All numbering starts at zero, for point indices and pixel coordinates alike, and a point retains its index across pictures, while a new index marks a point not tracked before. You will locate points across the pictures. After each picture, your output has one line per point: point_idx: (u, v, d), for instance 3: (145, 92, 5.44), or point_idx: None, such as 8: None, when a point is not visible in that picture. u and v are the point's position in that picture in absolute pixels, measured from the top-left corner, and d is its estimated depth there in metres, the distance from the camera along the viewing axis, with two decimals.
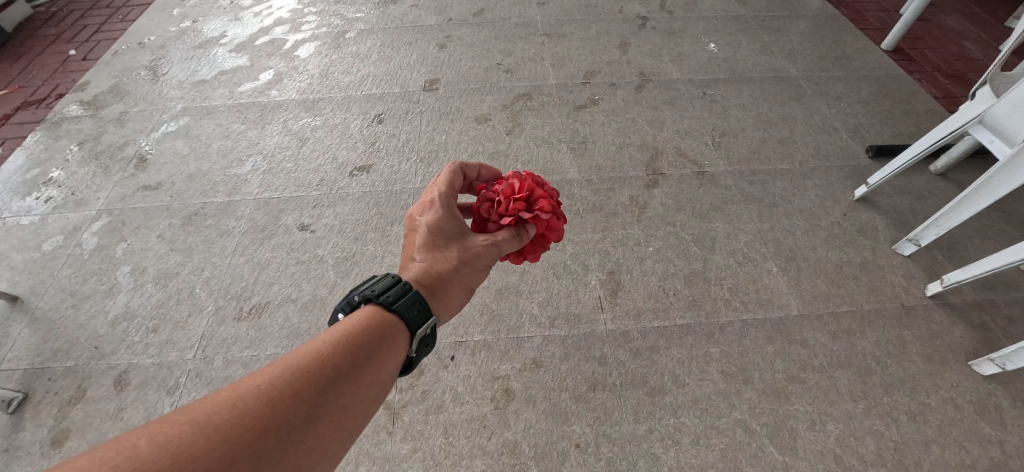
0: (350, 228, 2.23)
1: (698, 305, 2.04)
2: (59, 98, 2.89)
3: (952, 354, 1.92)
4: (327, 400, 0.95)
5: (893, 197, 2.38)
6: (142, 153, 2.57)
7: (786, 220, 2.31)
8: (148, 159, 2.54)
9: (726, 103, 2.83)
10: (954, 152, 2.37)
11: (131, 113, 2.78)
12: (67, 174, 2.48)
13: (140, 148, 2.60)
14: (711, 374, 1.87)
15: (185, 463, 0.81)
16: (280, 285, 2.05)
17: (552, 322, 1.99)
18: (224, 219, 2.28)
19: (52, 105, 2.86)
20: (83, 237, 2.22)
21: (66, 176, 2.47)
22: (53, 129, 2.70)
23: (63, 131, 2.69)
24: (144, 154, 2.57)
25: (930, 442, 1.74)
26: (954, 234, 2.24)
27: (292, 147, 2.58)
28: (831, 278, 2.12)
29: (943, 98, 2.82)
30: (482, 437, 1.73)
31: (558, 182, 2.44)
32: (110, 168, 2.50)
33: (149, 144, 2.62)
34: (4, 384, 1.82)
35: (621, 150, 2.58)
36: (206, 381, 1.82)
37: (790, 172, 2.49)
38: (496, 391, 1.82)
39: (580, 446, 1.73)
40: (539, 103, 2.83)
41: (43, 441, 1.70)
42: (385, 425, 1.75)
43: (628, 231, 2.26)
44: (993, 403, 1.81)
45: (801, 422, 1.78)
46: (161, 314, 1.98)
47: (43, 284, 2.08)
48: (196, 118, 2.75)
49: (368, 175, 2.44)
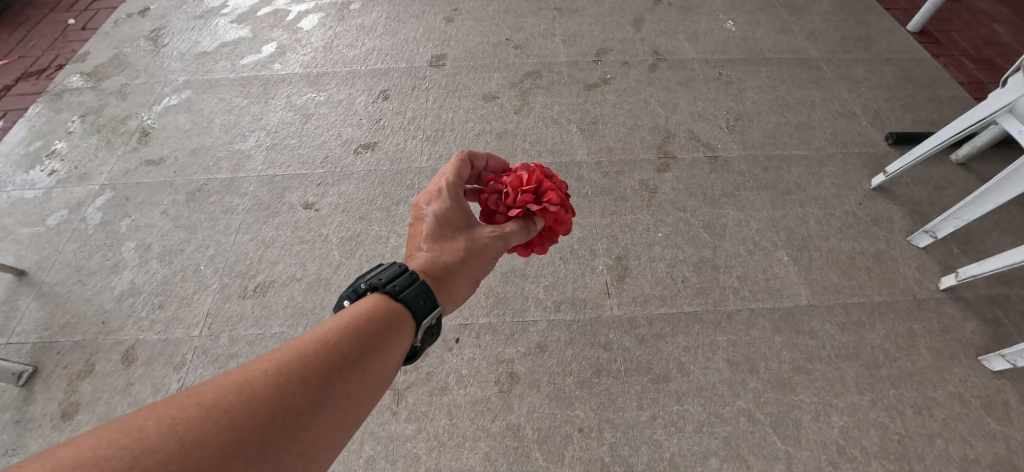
0: (355, 207, 2.21)
1: (707, 293, 2.02)
2: (59, 69, 2.86)
3: (962, 349, 1.89)
4: (333, 388, 0.94)
5: (911, 187, 2.32)
6: (144, 127, 2.54)
7: (800, 208, 2.26)
8: (151, 134, 2.52)
9: (743, 84, 2.75)
10: (977, 141, 2.29)
11: (132, 86, 2.74)
12: (70, 147, 2.46)
13: (142, 121, 2.57)
14: (717, 362, 1.86)
15: (192, 448, 0.79)
16: (284, 264, 2.05)
17: (558, 306, 1.98)
18: (228, 196, 2.27)
19: (52, 76, 2.82)
20: (87, 212, 2.22)
21: (69, 150, 2.45)
22: (54, 101, 2.67)
23: (65, 103, 2.66)
24: (146, 127, 2.54)
25: (935, 435, 1.73)
26: (971, 227, 2.18)
27: (296, 123, 2.55)
28: (843, 268, 2.09)
29: (968, 85, 2.73)
30: (486, 420, 1.74)
31: (567, 164, 2.40)
32: (113, 141, 2.48)
33: (151, 117, 2.59)
34: (13, 357, 1.84)
35: (632, 132, 2.52)
36: (212, 358, 1.84)
37: (806, 158, 2.43)
38: (500, 374, 1.82)
39: (583, 431, 1.73)
40: (549, 81, 2.76)
41: (53, 414, 1.73)
42: (389, 406, 1.76)
43: (637, 216, 2.23)
44: (1001, 399, 1.79)
45: (806, 412, 1.77)
46: (167, 290, 1.99)
47: (49, 259, 2.08)
48: (198, 92, 2.71)
49: (373, 153, 2.41)
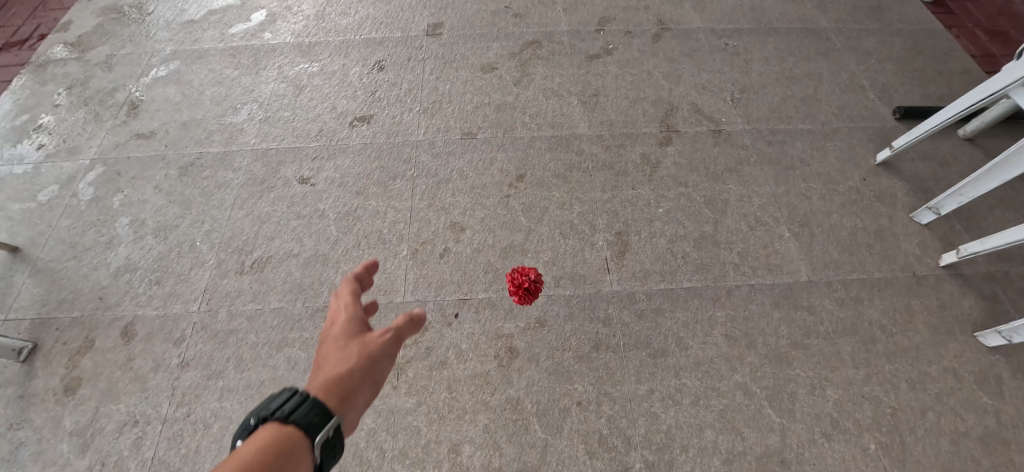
0: (351, 182, 2.21)
1: (706, 269, 2.02)
2: (41, 39, 2.78)
3: (959, 325, 1.91)
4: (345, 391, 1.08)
5: (916, 163, 2.29)
6: (133, 100, 2.49)
7: (803, 184, 2.24)
8: (140, 106, 2.47)
9: (749, 56, 2.69)
10: (986, 116, 2.24)
11: (118, 56, 2.67)
12: (58, 121, 2.42)
13: (131, 94, 2.52)
14: (715, 337, 1.88)
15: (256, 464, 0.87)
16: (281, 240, 2.05)
17: (557, 281, 1.98)
18: (222, 170, 2.24)
19: (35, 46, 2.75)
20: (79, 188, 2.20)
21: (57, 124, 2.41)
22: (39, 73, 2.61)
23: (50, 75, 2.60)
24: (135, 100, 2.49)
25: (927, 409, 1.76)
26: (974, 204, 2.17)
27: (289, 95, 2.50)
28: (844, 245, 2.08)
29: (980, 58, 2.66)
30: (485, 393, 1.76)
31: (568, 137, 2.36)
32: (101, 114, 2.44)
33: (139, 89, 2.54)
34: (13, 334, 1.85)
35: (635, 105, 2.47)
36: (211, 333, 1.85)
37: (811, 132, 2.39)
38: (500, 349, 1.84)
39: (581, 404, 1.75)
40: (550, 51, 2.69)
41: (55, 389, 1.75)
42: (390, 380, 1.78)
43: (638, 190, 2.21)
44: (994, 374, 1.81)
45: (801, 386, 1.80)
46: (163, 266, 1.99)
47: (42, 235, 2.07)
48: (187, 63, 2.64)
49: (369, 126, 2.37)
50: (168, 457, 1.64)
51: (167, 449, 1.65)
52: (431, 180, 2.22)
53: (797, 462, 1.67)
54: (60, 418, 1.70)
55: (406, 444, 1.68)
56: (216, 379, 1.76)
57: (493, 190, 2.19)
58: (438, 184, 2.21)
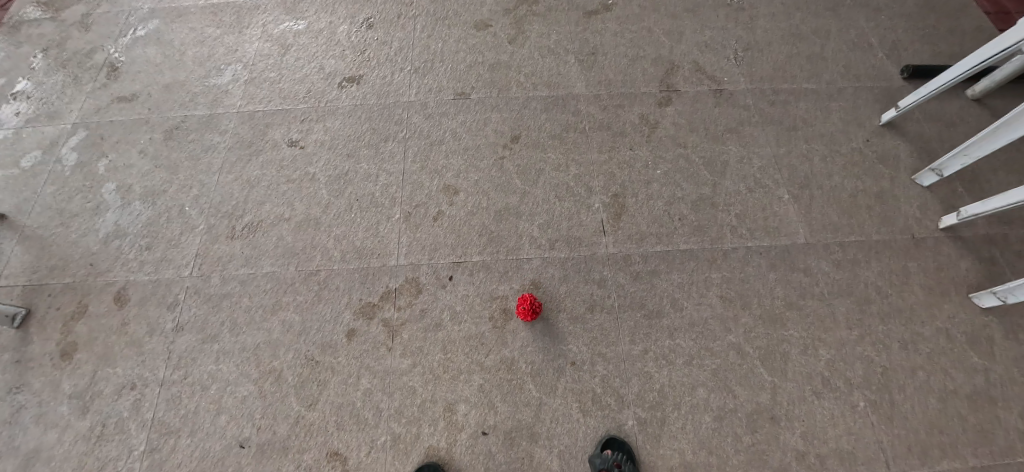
0: (341, 144, 2.17)
1: (703, 232, 2.01)
2: None
3: (954, 287, 1.91)
4: None
5: (922, 123, 2.24)
6: (112, 62, 2.42)
7: (805, 145, 2.20)
8: (120, 68, 2.40)
9: (755, 12, 2.59)
10: (996, 75, 2.17)
11: (94, 16, 2.57)
12: (36, 85, 2.36)
13: (109, 55, 2.44)
14: (710, 298, 1.88)
15: None
16: (271, 204, 2.05)
17: (552, 244, 1.97)
18: (208, 134, 2.21)
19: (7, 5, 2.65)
20: (62, 153, 2.17)
21: (35, 88, 2.35)
22: (13, 34, 2.52)
23: (24, 37, 2.51)
24: (114, 62, 2.42)
25: (917, 368, 1.78)
26: (979, 165, 2.13)
27: (274, 55, 2.43)
28: (843, 207, 2.06)
29: (994, 14, 2.56)
30: (480, 354, 1.78)
31: (564, 97, 2.31)
32: (80, 78, 2.37)
33: (118, 51, 2.45)
34: (5, 300, 1.87)
35: (633, 64, 2.40)
36: (205, 298, 1.87)
37: (816, 92, 2.33)
38: (494, 310, 1.85)
39: (575, 364, 1.77)
40: (546, 7, 2.59)
41: (52, 353, 1.78)
42: (384, 342, 1.80)
43: (635, 152, 2.17)
44: (986, 335, 1.82)
45: (794, 346, 1.81)
46: (153, 232, 1.99)
47: (28, 202, 2.06)
48: (166, 22, 2.55)
49: (359, 87, 2.32)
50: (167, 418, 1.70)
51: (166, 410, 1.71)
52: (423, 141, 2.19)
53: (787, 419, 1.71)
54: (59, 381, 1.74)
55: (401, 403, 1.71)
56: (212, 342, 1.80)
57: (488, 152, 2.16)
58: (431, 146, 2.17)
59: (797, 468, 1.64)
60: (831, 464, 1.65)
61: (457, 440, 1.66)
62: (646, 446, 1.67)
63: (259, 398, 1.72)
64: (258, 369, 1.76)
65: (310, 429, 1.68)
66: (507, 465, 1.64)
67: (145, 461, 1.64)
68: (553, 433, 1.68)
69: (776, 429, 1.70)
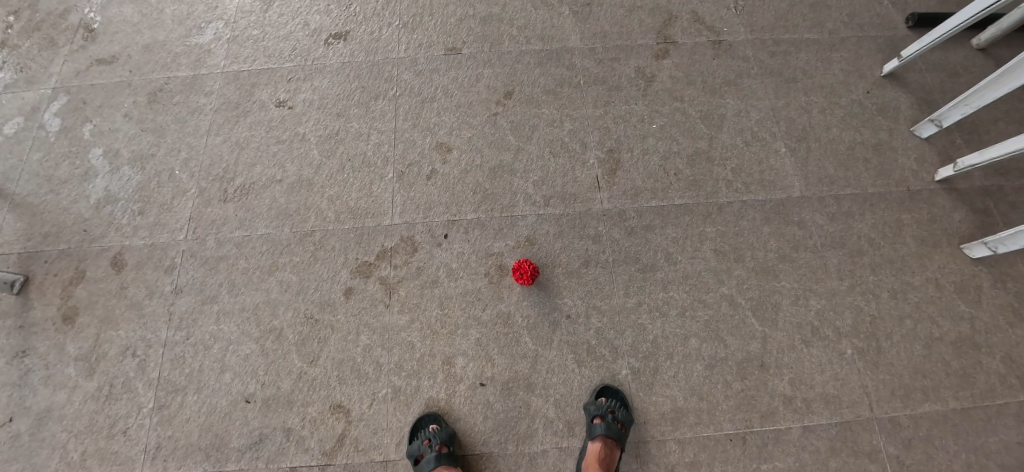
0: (331, 103, 2.14)
1: (699, 186, 2.00)
2: None
3: (946, 238, 1.92)
4: None
5: (924, 73, 2.19)
6: (87, 22, 2.32)
7: (804, 97, 2.17)
8: (96, 29, 2.30)
9: None
10: (1003, 23, 2.11)
11: None
12: (10, 49, 2.26)
13: (85, 15, 2.33)
14: (704, 252, 1.90)
15: None
16: (262, 166, 2.04)
17: (547, 201, 1.98)
18: (193, 95, 2.17)
19: None
20: (44, 118, 2.13)
21: (9, 52, 2.26)
22: None
23: None
24: (89, 22, 2.32)
25: (905, 317, 1.82)
26: (979, 115, 2.10)
27: (257, 11, 2.35)
28: (840, 160, 2.05)
29: None
30: (477, 309, 1.82)
31: (558, 51, 2.25)
32: (55, 40, 2.28)
33: (93, 10, 2.34)
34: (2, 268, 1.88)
35: (631, 15, 2.33)
36: (201, 260, 1.89)
37: (817, 42, 2.27)
38: (490, 267, 1.87)
39: (570, 317, 1.81)
40: None
41: (54, 318, 1.81)
42: (382, 299, 1.83)
43: (631, 106, 2.14)
44: (974, 284, 1.85)
45: (785, 297, 1.85)
46: (145, 197, 1.99)
47: (15, 170, 2.04)
48: None
49: (346, 44, 2.26)
50: (172, 376, 1.75)
51: (171, 369, 1.76)
52: (414, 98, 2.15)
53: (776, 366, 1.76)
54: (62, 345, 1.78)
55: (401, 358, 1.76)
56: (211, 303, 1.84)
57: (481, 108, 2.13)
58: (423, 103, 2.14)
59: (785, 412, 1.71)
60: (817, 408, 1.72)
61: (457, 391, 1.72)
62: (638, 394, 1.73)
63: (261, 356, 1.77)
64: (258, 328, 1.80)
65: (312, 384, 1.74)
66: (504, 414, 1.70)
67: (155, 417, 1.71)
68: (549, 383, 1.74)
69: (765, 375, 1.75)
